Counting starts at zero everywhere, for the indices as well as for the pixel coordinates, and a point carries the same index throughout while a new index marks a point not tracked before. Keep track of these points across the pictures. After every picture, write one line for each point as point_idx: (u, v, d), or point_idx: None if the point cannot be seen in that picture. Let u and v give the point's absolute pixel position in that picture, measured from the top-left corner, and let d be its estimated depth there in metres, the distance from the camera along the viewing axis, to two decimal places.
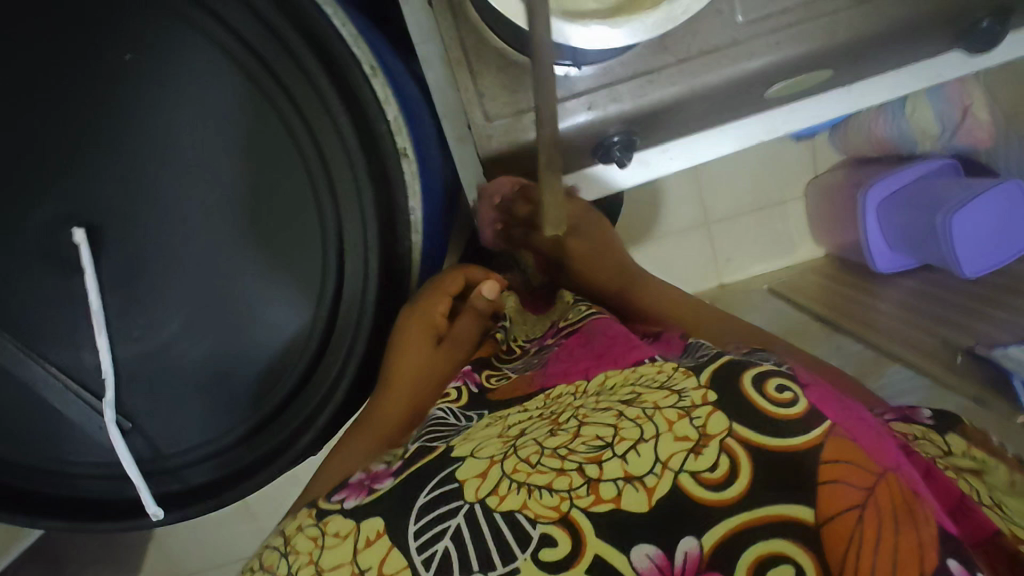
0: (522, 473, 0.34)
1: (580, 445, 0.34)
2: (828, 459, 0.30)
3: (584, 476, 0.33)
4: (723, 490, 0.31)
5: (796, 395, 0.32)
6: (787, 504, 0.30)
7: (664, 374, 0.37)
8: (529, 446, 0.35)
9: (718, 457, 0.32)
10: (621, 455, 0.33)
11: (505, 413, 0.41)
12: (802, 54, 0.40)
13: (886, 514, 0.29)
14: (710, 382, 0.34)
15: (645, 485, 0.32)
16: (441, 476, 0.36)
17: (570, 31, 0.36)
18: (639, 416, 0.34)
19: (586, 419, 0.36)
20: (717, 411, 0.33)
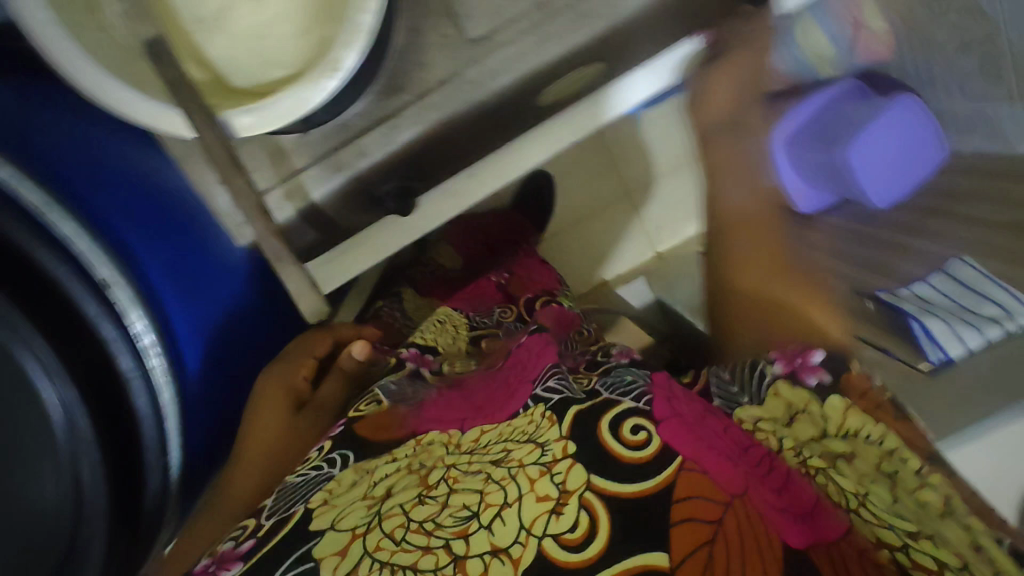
0: (385, 553, 0.31)
1: (445, 517, 0.32)
2: (680, 498, 0.30)
3: (450, 554, 0.31)
4: (581, 552, 0.30)
5: (650, 434, 0.33)
6: (636, 554, 0.29)
7: (535, 423, 0.36)
8: (395, 517, 0.33)
9: (578, 516, 0.31)
10: (487, 526, 0.31)
11: (374, 464, 0.38)
12: (553, 60, 0.42)
13: (734, 542, 0.28)
14: (571, 431, 0.34)
15: (511, 556, 0.30)
16: (297, 558, 0.33)
17: (245, 120, 0.36)
18: (504, 477, 0.33)
19: (455, 486, 0.34)
20: (576, 464, 0.32)
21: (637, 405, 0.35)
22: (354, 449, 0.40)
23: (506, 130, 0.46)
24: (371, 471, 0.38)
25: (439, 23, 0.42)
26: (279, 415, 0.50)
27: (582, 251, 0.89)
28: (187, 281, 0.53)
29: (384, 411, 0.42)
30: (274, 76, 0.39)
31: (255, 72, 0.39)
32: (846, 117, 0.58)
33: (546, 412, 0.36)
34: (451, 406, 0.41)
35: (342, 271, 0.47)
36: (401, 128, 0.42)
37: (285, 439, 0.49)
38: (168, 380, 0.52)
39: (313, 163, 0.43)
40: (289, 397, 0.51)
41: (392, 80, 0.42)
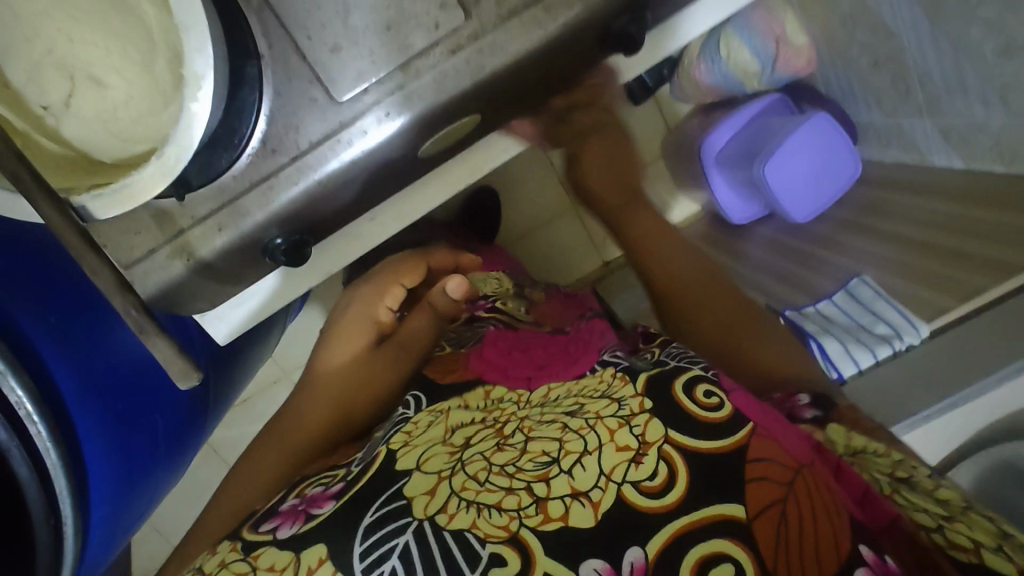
0: (472, 492, 0.42)
1: (526, 463, 0.43)
2: (753, 459, 0.40)
3: (533, 496, 0.41)
4: (664, 497, 0.39)
5: (721, 400, 0.44)
6: (728, 505, 0.38)
7: (605, 383, 0.48)
8: (478, 462, 0.44)
9: (657, 467, 0.40)
10: (567, 472, 0.41)
11: (448, 408, 0.53)
12: (432, 105, 0.55)
13: (803, 503, 0.38)
14: (645, 391, 0.45)
15: (591, 500, 0.40)
16: (393, 492, 0.45)
17: (98, 204, 0.54)
18: (583, 427, 0.43)
19: (531, 436, 0.45)
20: (654, 420, 0.42)
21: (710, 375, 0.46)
22: (426, 392, 0.58)
23: (407, 173, 0.63)
24: (446, 413, 0.53)
25: (310, 88, 0.55)
26: (356, 348, 0.71)
27: (554, 254, 1.41)
28: (78, 346, 0.74)
29: (452, 358, 0.63)
30: (136, 148, 0.59)
31: (115, 149, 0.59)
32: (775, 129, 1.12)
33: (617, 374, 0.48)
34: (515, 364, 0.57)
35: (298, 283, 0.70)
36: (276, 188, 0.56)
37: (370, 362, 0.69)
38: (48, 445, 0.64)
39: (194, 225, 0.57)
40: (372, 327, 0.73)
41: (268, 144, 0.56)
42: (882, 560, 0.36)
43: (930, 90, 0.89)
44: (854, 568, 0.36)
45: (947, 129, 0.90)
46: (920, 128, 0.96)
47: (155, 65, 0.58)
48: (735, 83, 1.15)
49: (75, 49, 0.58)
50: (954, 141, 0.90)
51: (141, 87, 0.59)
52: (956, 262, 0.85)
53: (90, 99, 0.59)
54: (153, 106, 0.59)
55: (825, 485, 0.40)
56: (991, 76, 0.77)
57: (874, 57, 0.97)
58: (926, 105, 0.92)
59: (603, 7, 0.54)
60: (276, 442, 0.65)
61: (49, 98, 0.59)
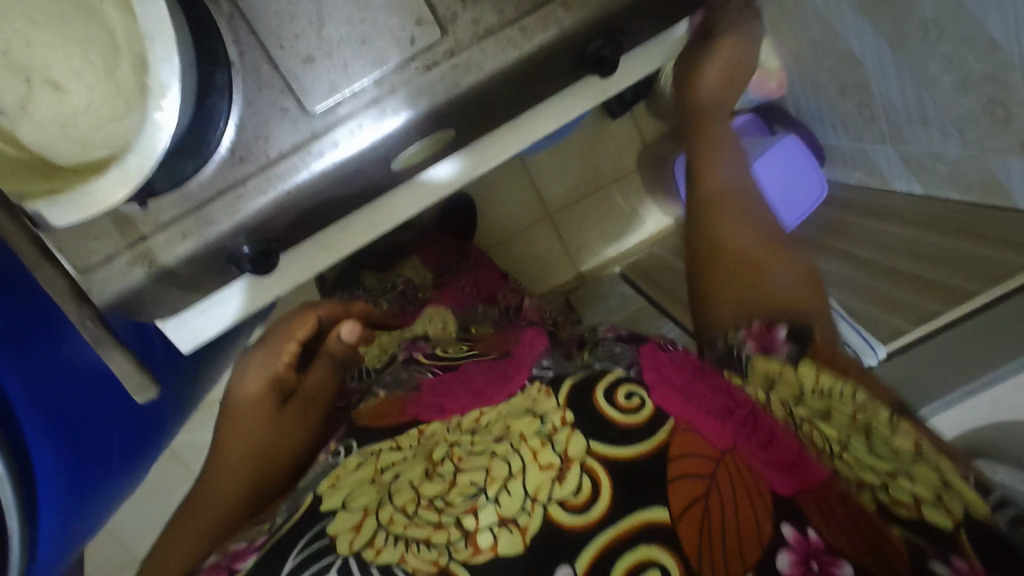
0: (399, 526, 0.43)
1: (455, 497, 0.43)
2: (677, 458, 0.42)
3: (463, 530, 0.41)
4: (590, 511, 0.41)
5: (643, 400, 0.45)
6: (650, 510, 0.40)
7: (530, 400, 0.48)
8: (407, 493, 0.45)
9: (579, 482, 0.41)
10: (494, 499, 0.42)
11: (378, 450, 0.52)
12: (406, 121, 0.55)
13: (726, 492, 0.41)
14: (568, 404, 0.45)
15: (517, 526, 0.41)
16: (315, 531, 0.46)
17: (59, 213, 0.52)
18: (507, 451, 0.44)
19: (462, 467, 0.45)
20: (575, 436, 0.43)
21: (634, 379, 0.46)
22: (355, 444, 0.54)
23: (383, 185, 0.64)
24: (378, 454, 0.51)
25: (282, 97, 0.55)
26: (266, 410, 0.67)
27: (529, 265, 1.42)
28: (25, 355, 0.72)
29: (383, 402, 0.60)
30: (99, 153, 0.58)
31: (72, 154, 0.58)
32: (749, 143, 1.14)
33: (541, 388, 0.48)
34: (452, 398, 0.55)
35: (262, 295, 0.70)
36: (243, 198, 0.56)
37: (273, 419, 0.67)
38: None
39: (157, 231, 0.56)
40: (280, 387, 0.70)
41: (235, 153, 0.56)
42: (804, 538, 0.39)
43: (894, 118, 0.92)
44: (776, 549, 0.39)
45: (908, 156, 0.94)
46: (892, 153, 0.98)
47: (118, 71, 0.58)
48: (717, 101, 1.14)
49: (31, 51, 0.58)
50: (915, 168, 0.94)
51: (102, 91, 0.58)
52: (916, 289, 0.87)
53: (48, 103, 0.58)
54: (115, 112, 0.58)
55: (744, 469, 0.42)
56: (948, 112, 0.80)
57: (841, 83, 1.00)
58: (891, 133, 0.95)
59: (579, 30, 0.55)
60: (193, 520, 0.63)
61: (4, 101, 0.58)
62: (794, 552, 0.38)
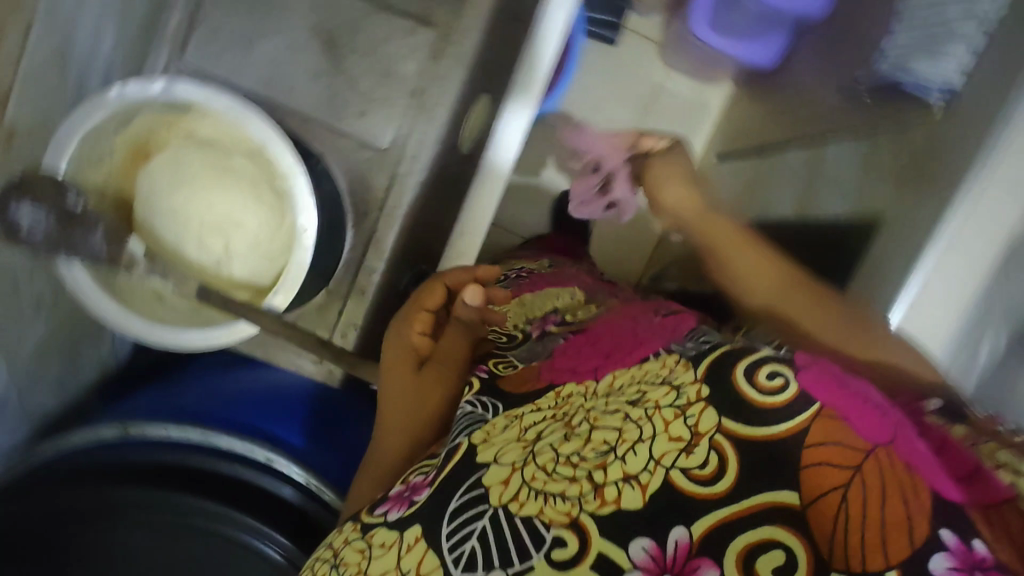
0: (539, 481, 0.37)
1: (586, 452, 0.36)
2: (812, 443, 0.30)
3: (592, 483, 0.35)
4: (715, 485, 0.32)
5: (787, 380, 0.32)
6: (779, 490, 0.30)
7: (667, 368, 0.38)
8: (545, 452, 0.38)
9: (707, 456, 0.33)
10: (622, 457, 0.35)
11: (521, 413, 0.44)
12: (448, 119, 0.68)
13: (873, 490, 0.28)
14: (705, 376, 0.35)
15: (640, 482, 0.34)
16: (472, 481, 0.40)
17: (274, 301, 0.60)
18: (641, 416, 0.36)
19: (596, 423, 0.38)
20: (709, 408, 0.34)
21: (781, 356, 0.34)
22: (503, 402, 0.47)
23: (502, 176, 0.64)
24: (520, 417, 0.44)
25: (350, 145, 0.69)
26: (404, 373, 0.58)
27: None
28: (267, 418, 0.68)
29: (521, 369, 0.50)
30: (277, 262, 0.63)
31: (267, 267, 0.63)
32: None
33: (680, 358, 0.38)
34: (586, 358, 0.45)
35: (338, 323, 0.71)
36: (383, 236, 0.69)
37: (414, 390, 0.57)
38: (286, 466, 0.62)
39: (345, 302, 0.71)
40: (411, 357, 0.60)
41: (356, 204, 0.69)
42: (970, 547, 0.26)
43: None
44: (929, 552, 0.27)
45: None
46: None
47: (265, 187, 0.61)
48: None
49: (213, 211, 0.62)
50: None
51: (261, 221, 0.62)
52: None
53: (241, 240, 0.62)
54: (269, 224, 0.62)
55: (903, 468, 0.28)
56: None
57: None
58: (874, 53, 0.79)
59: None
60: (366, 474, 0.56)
61: (212, 252, 0.62)
62: (954, 558, 0.26)
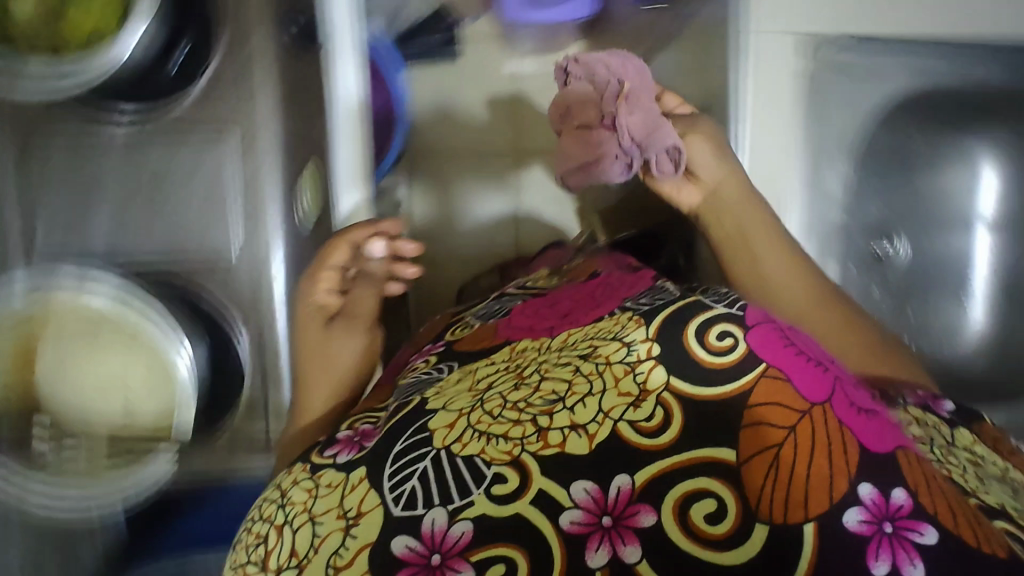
0: (484, 423, 0.36)
1: (533, 399, 0.36)
2: (756, 403, 0.32)
3: (536, 426, 0.35)
4: (657, 437, 0.33)
5: (736, 340, 0.34)
6: (715, 446, 0.32)
7: (620, 325, 0.38)
8: (495, 399, 0.38)
9: (654, 409, 0.34)
10: (570, 407, 0.35)
11: (475, 366, 0.43)
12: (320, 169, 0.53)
13: (804, 448, 0.31)
14: (658, 334, 0.36)
15: (587, 432, 0.34)
16: (417, 425, 0.38)
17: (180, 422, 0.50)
18: (592, 371, 0.36)
19: (547, 373, 0.38)
20: (659, 366, 0.34)
21: (731, 313, 0.36)
22: (457, 361, 0.46)
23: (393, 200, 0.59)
24: (473, 372, 0.42)
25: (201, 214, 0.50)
26: (316, 335, 0.53)
27: None
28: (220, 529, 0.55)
29: (477, 330, 0.49)
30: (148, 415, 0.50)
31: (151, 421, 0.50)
32: None
33: (633, 315, 0.38)
34: (543, 318, 0.45)
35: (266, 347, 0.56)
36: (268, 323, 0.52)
37: (326, 353, 0.53)
38: None
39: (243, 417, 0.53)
40: (323, 316, 0.53)
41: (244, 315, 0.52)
42: (887, 500, 0.30)
43: None
44: (845, 507, 0.29)
45: None
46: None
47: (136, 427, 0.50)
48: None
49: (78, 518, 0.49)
50: None
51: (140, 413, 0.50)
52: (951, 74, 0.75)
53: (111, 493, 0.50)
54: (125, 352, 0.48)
55: (837, 427, 0.31)
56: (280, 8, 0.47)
57: None
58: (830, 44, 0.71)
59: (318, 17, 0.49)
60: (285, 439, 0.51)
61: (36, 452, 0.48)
62: (867, 512, 0.29)
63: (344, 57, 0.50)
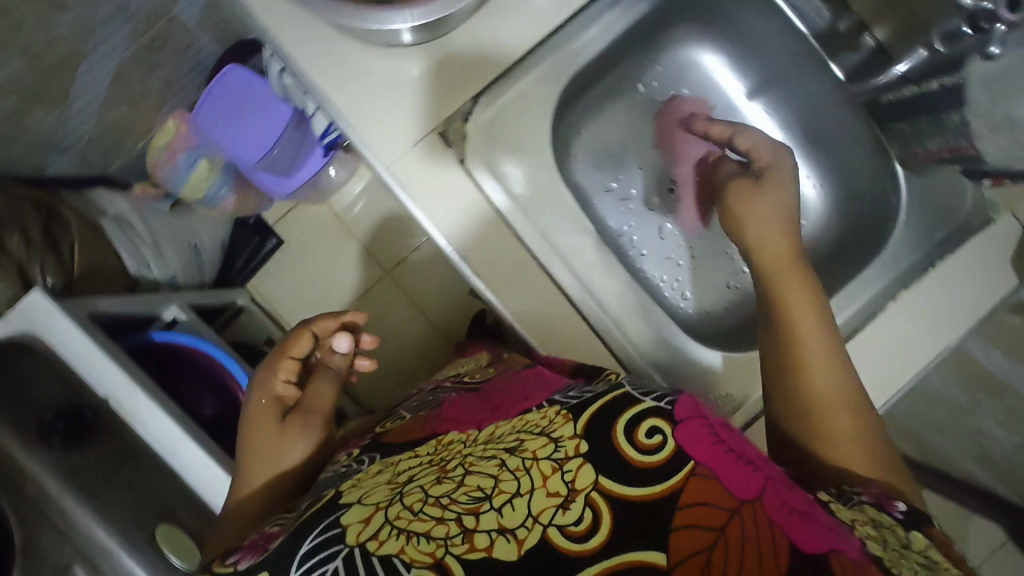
0: (403, 520, 0.35)
1: (458, 495, 0.35)
2: (686, 504, 0.32)
3: (461, 526, 0.34)
4: (586, 541, 0.32)
5: (665, 437, 0.35)
6: (645, 550, 0.31)
7: (547, 419, 0.39)
8: (415, 494, 0.37)
9: (581, 512, 0.33)
10: (497, 508, 0.34)
11: (397, 458, 0.42)
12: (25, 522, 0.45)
13: (737, 551, 0.30)
14: (583, 431, 0.37)
15: (516, 536, 0.33)
16: (328, 521, 0.37)
17: None
18: (518, 467, 0.36)
19: (470, 468, 0.37)
20: (586, 465, 0.35)
21: (659, 408, 0.37)
22: (378, 453, 0.45)
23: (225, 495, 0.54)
24: (395, 463, 0.42)
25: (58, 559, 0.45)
26: (268, 427, 0.49)
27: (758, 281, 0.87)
28: None
29: (407, 422, 0.48)
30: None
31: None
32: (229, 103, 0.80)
33: (561, 410, 0.39)
34: (472, 411, 0.45)
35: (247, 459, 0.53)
36: None
37: (280, 448, 0.49)
38: None
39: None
40: (278, 408, 0.51)
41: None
42: None
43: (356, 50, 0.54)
44: None
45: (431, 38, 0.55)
46: (117, 35, 0.70)
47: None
48: (52, 138, 0.73)
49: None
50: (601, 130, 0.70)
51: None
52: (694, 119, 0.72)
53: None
54: None
55: (766, 523, 0.31)
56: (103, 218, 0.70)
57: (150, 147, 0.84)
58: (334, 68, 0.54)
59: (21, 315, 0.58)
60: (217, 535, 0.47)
61: None
62: None
63: (137, 400, 0.52)
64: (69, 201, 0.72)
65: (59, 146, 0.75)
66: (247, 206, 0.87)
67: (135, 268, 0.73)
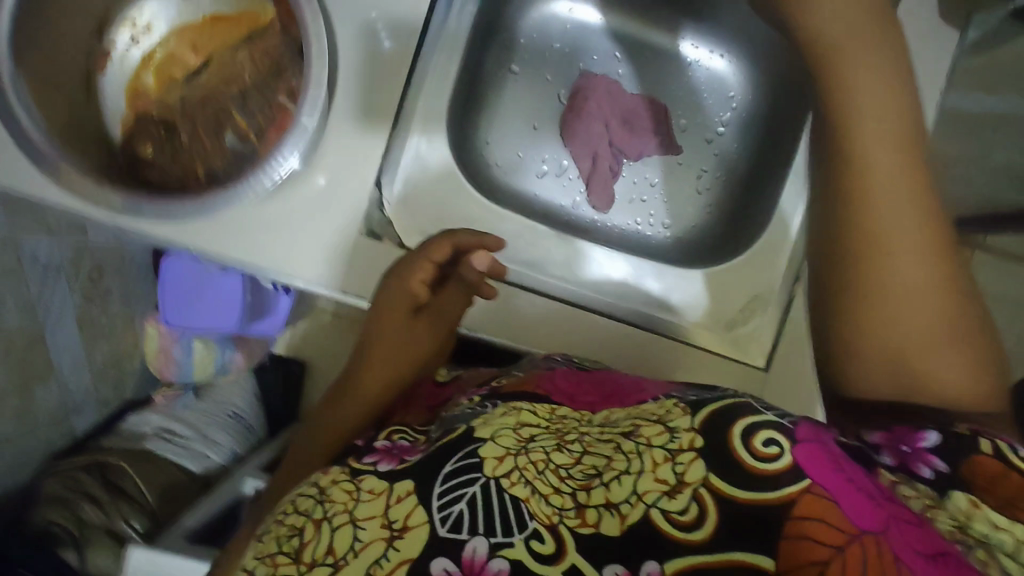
0: (530, 471, 0.36)
1: (573, 470, 0.35)
2: (797, 516, 0.30)
3: (575, 500, 0.34)
4: (692, 531, 0.31)
5: (782, 450, 0.32)
6: (746, 549, 0.30)
7: (665, 409, 0.38)
8: (537, 453, 0.37)
9: (688, 503, 0.32)
10: (606, 484, 0.34)
11: (520, 403, 0.42)
12: None
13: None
14: (701, 426, 0.35)
15: (619, 511, 0.33)
16: (469, 448, 0.38)
17: None
18: (632, 450, 0.35)
19: (589, 447, 0.37)
20: (699, 459, 0.33)
21: (784, 423, 0.34)
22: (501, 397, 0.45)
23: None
24: (518, 409, 0.42)
25: None
26: (400, 325, 0.56)
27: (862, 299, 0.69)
28: None
29: (519, 377, 0.49)
30: None
31: None
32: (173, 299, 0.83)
33: (680, 403, 0.38)
34: (586, 392, 0.45)
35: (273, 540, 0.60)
36: None
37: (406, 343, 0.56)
38: None
39: None
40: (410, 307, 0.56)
41: None
42: None
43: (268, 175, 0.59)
44: None
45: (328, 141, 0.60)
46: (58, 291, 0.67)
47: None
48: (66, 409, 0.72)
49: None
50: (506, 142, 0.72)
51: None
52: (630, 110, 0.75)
53: None
54: None
55: (892, 560, 0.28)
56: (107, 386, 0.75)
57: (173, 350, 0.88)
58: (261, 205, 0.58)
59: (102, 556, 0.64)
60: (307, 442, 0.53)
61: None
62: None
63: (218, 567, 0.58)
64: (112, 447, 0.75)
65: (74, 404, 0.74)
66: (253, 351, 0.94)
67: (198, 467, 0.79)
